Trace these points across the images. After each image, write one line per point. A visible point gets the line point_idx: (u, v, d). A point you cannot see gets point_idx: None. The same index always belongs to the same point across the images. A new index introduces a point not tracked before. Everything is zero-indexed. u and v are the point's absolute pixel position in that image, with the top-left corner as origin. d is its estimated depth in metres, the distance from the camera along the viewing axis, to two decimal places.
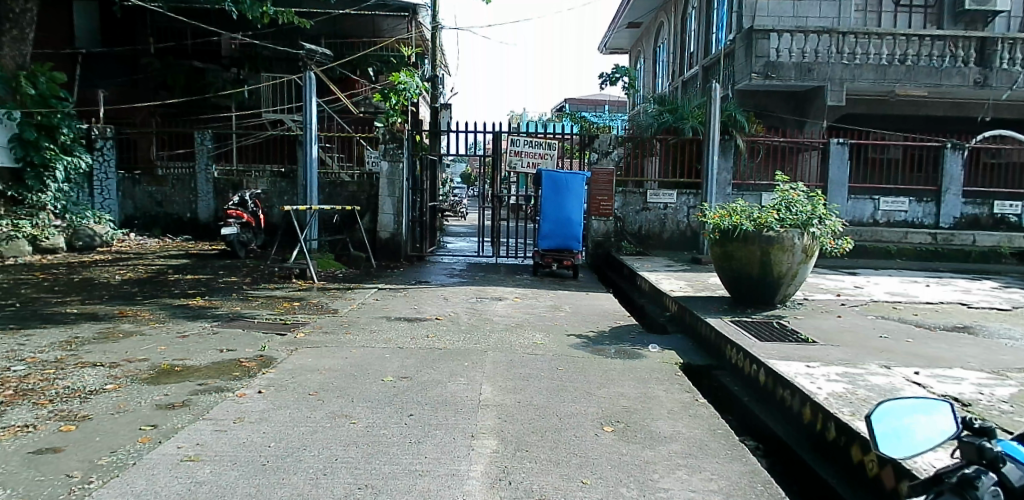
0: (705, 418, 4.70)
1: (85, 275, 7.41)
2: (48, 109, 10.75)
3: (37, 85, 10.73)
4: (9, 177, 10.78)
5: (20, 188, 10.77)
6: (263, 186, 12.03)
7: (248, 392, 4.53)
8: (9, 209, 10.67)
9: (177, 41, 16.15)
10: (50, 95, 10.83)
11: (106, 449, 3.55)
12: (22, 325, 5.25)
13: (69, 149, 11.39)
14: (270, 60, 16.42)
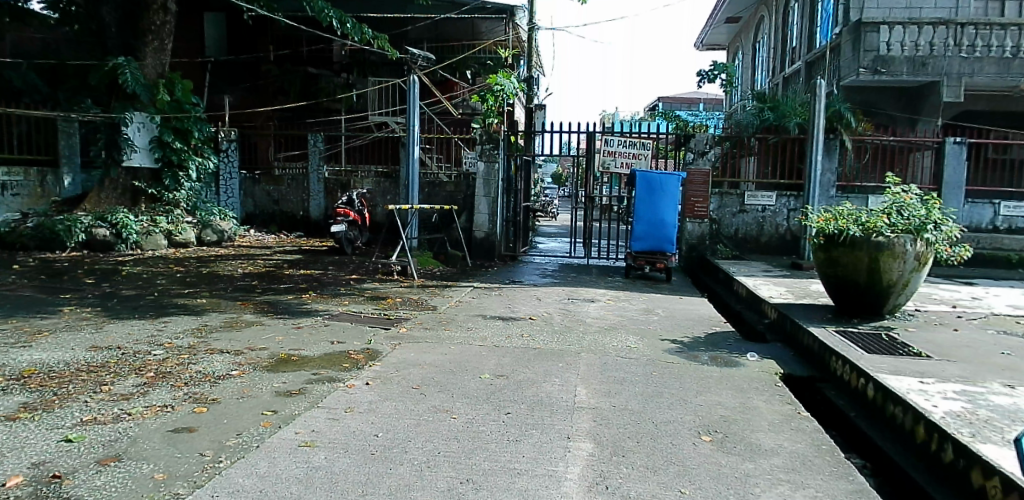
0: (808, 432, 4.45)
1: (212, 268, 8.00)
2: (183, 114, 11.85)
3: (173, 92, 11.80)
4: (149, 176, 11.80)
5: (157, 185, 11.73)
6: (369, 186, 12.53)
7: (357, 383, 4.72)
8: (149, 206, 11.61)
9: (294, 48, 17.12)
10: (184, 100, 11.90)
11: (234, 431, 3.79)
12: (160, 312, 5.73)
13: (200, 151, 12.32)
14: (377, 65, 17.05)
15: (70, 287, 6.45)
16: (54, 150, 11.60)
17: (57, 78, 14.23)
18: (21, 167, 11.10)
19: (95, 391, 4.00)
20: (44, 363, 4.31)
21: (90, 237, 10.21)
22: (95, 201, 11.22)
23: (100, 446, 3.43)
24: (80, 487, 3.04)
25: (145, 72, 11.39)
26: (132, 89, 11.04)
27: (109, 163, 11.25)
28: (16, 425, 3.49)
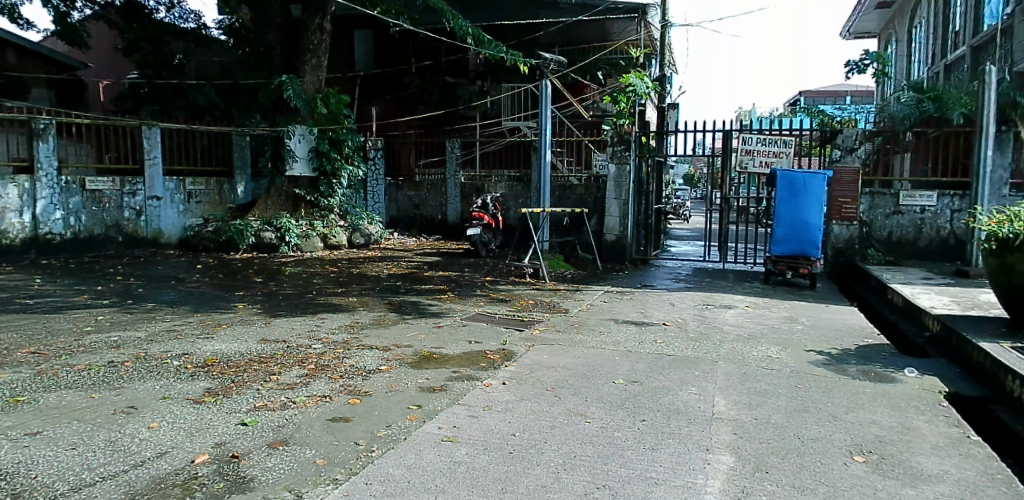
0: (981, 459, 3.93)
1: (361, 269, 8.56)
2: (337, 125, 12.62)
3: (329, 105, 12.57)
4: (307, 183, 12.79)
5: (315, 192, 12.71)
6: (501, 190, 12.85)
7: (494, 382, 4.82)
8: (308, 211, 12.62)
9: (434, 58, 17.90)
10: (338, 113, 12.65)
11: (384, 422, 4.01)
12: (317, 309, 6.21)
13: (351, 159, 13.17)
14: (510, 71, 17.13)
15: (241, 285, 7.16)
16: (229, 161, 12.78)
17: (236, 96, 15.91)
18: (203, 177, 12.30)
19: (266, 380, 4.35)
20: (223, 353, 4.77)
21: (258, 239, 11.25)
22: (264, 206, 12.40)
23: (270, 431, 3.73)
24: (255, 467, 3.34)
25: (305, 87, 12.42)
26: (292, 103, 11.97)
27: (275, 172, 12.41)
28: (203, 407, 3.87)
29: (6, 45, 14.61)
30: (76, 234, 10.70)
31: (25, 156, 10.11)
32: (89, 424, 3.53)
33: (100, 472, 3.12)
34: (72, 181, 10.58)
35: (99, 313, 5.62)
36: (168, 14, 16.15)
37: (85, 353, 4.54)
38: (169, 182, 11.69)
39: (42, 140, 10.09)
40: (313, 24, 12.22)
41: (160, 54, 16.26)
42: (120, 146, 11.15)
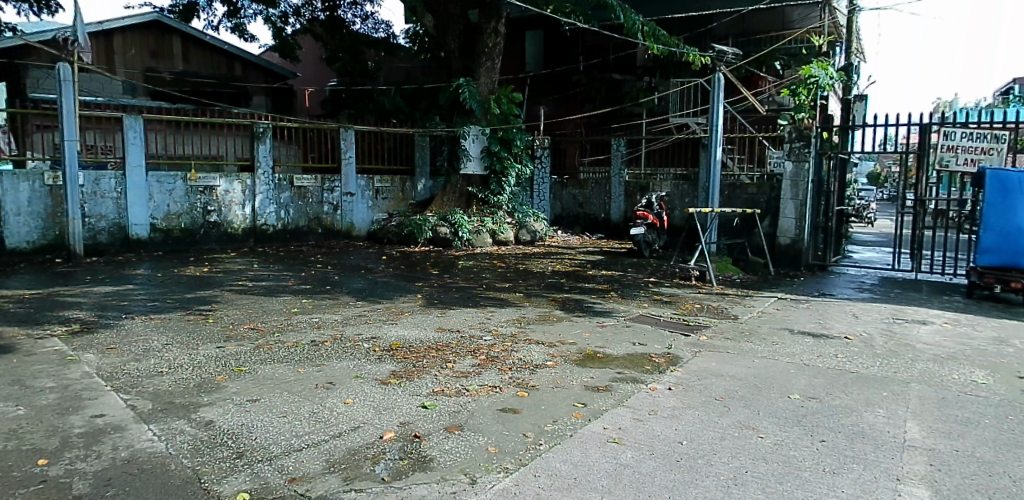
0: None
1: (527, 265, 8.79)
2: (507, 125, 12.57)
3: (500, 105, 12.52)
4: (480, 182, 12.76)
5: (486, 190, 12.63)
6: (667, 189, 12.37)
7: (660, 387, 4.70)
8: (479, 209, 12.56)
9: (602, 56, 17.57)
10: (508, 113, 12.59)
11: (550, 417, 4.06)
12: (486, 302, 6.46)
13: (520, 158, 13.07)
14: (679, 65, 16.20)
15: (420, 276, 7.66)
16: (411, 160, 12.99)
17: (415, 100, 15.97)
18: (389, 175, 12.70)
19: (443, 367, 4.60)
20: (406, 339, 5.11)
21: (434, 234, 11.44)
22: (439, 204, 12.59)
23: (447, 415, 3.93)
24: (434, 449, 3.53)
25: (480, 89, 12.47)
26: (468, 106, 12.09)
27: (451, 171, 12.63)
28: (389, 388, 4.18)
29: (234, 58, 16.16)
30: (286, 226, 11.62)
31: (248, 156, 11.13)
32: (298, 395, 3.95)
33: (305, 440, 3.48)
34: (283, 178, 11.45)
35: (304, 297, 6.30)
36: (363, 25, 17.11)
37: (292, 332, 5.11)
38: (360, 179, 12.27)
39: (261, 143, 11.03)
40: (489, 28, 12.24)
41: (354, 62, 16.99)
42: (320, 147, 11.81)
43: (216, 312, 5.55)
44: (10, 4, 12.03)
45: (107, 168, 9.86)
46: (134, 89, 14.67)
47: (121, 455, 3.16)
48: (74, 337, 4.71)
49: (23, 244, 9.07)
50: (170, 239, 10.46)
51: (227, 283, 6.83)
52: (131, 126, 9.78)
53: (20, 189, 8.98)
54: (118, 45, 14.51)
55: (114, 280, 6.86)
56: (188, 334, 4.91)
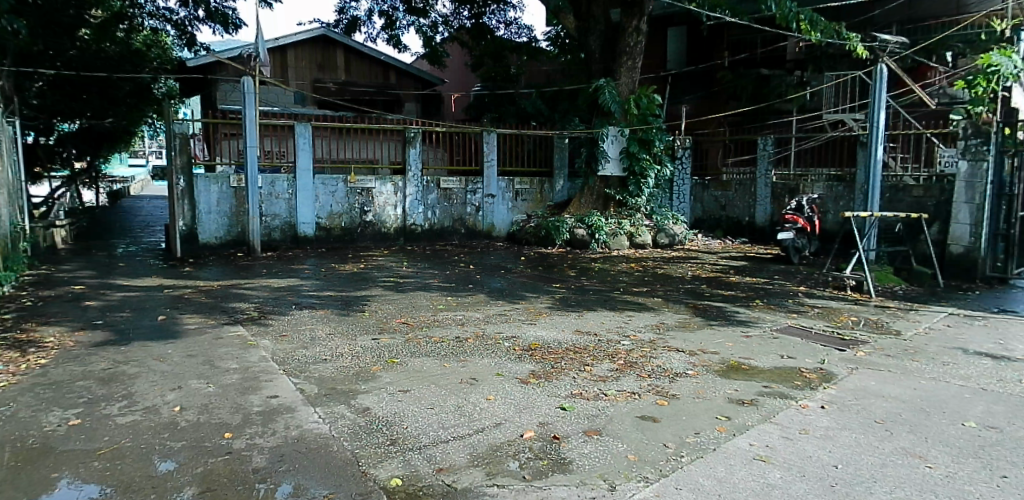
0: None
1: (666, 269, 8.57)
2: (646, 126, 12.04)
3: (640, 105, 11.99)
4: (618, 183, 12.33)
5: (624, 192, 12.21)
6: (819, 190, 11.59)
7: (811, 404, 4.36)
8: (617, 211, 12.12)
9: (749, 51, 16.41)
10: (648, 113, 12.04)
11: (692, 429, 3.89)
12: (624, 306, 6.37)
13: (660, 159, 12.44)
14: (835, 57, 14.97)
15: (558, 278, 7.73)
16: (550, 163, 12.90)
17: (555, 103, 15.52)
18: (529, 177, 12.65)
19: (581, 370, 4.60)
20: (545, 340, 5.18)
21: (572, 236, 11.23)
22: (577, 205, 12.30)
23: (586, 419, 3.91)
24: (574, 451, 3.52)
25: (620, 90, 12.06)
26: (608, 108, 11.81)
27: (589, 173, 12.27)
28: (529, 387, 4.25)
29: (388, 67, 16.49)
30: (432, 226, 11.89)
31: (400, 160, 11.57)
32: (445, 389, 4.13)
33: (451, 433, 3.61)
34: (431, 181, 11.74)
35: (448, 294, 6.57)
36: (506, 30, 16.66)
37: (437, 328, 5.35)
38: (501, 181, 12.33)
39: (412, 147, 11.42)
40: (631, 26, 11.82)
41: (498, 67, 16.98)
42: (465, 152, 12.00)
43: (371, 306, 5.95)
44: (207, 25, 13.69)
45: (280, 171, 10.66)
46: (304, 99, 15.45)
47: (291, 434, 3.47)
48: (252, 324, 5.26)
49: (212, 239, 10.17)
50: (332, 237, 11.09)
51: (381, 279, 7.31)
52: (300, 133, 10.48)
53: (212, 190, 10.08)
54: (291, 59, 15.46)
55: (284, 273, 7.58)
56: (347, 325, 5.31)
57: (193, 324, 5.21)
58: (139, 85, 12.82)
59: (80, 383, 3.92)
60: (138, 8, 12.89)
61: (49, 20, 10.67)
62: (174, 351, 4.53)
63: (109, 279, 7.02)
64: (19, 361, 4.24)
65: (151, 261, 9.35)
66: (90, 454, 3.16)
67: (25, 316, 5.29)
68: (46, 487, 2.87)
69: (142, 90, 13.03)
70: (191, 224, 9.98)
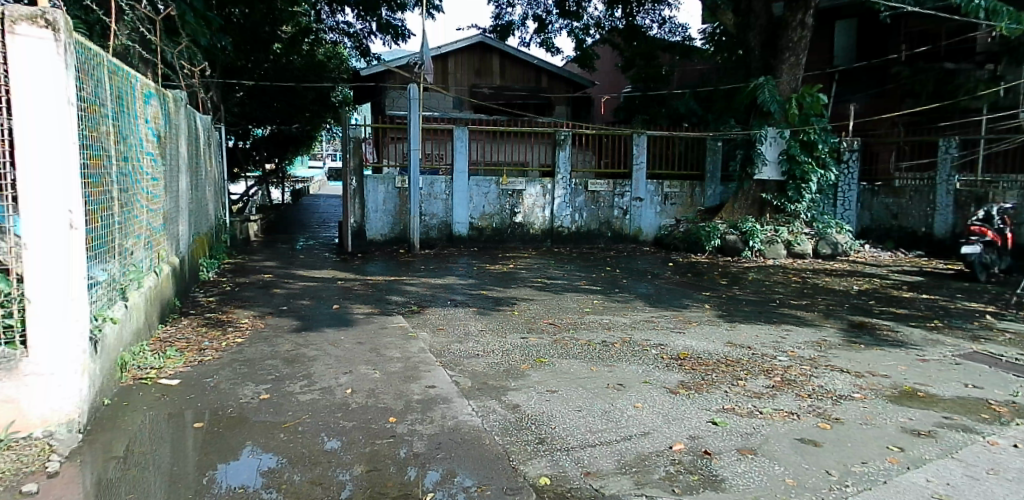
0: None
1: (827, 282, 7.97)
2: (809, 127, 11.17)
3: (802, 105, 11.17)
4: (776, 188, 11.66)
5: (782, 197, 11.46)
6: (1012, 199, 10.30)
7: (1003, 442, 3.79)
8: (773, 218, 11.44)
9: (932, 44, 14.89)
10: (812, 113, 11.19)
11: (858, 457, 3.54)
12: (781, 319, 6.02)
13: (824, 163, 11.48)
14: None
15: (708, 286, 7.46)
16: (702, 166, 12.35)
17: (710, 104, 14.33)
18: (678, 180, 12.22)
19: (734, 384, 4.41)
20: (694, 350, 5.03)
21: (723, 242, 10.81)
22: (730, 210, 11.76)
23: (740, 436, 3.71)
24: (726, 469, 3.34)
25: (781, 88, 11.39)
26: (766, 108, 11.17)
27: (744, 177, 11.69)
28: (678, 398, 4.14)
29: (542, 70, 16.55)
30: (579, 229, 11.93)
31: (549, 162, 11.72)
32: (592, 392, 4.14)
33: (598, 437, 3.60)
34: (579, 183, 11.77)
35: (594, 297, 6.58)
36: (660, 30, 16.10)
37: (584, 331, 5.38)
38: (650, 184, 12.03)
39: (561, 149, 11.53)
40: (795, 21, 11.11)
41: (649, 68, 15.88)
42: (613, 153, 11.94)
43: (520, 306, 6.10)
44: (378, 37, 14.75)
45: (439, 173, 11.26)
46: (462, 103, 16.10)
47: (447, 423, 3.64)
48: (413, 317, 5.61)
49: (378, 236, 10.96)
50: (483, 237, 11.49)
51: (529, 279, 7.48)
52: (458, 137, 11.01)
53: (379, 189, 10.87)
54: (452, 66, 16.07)
55: (440, 271, 8.00)
56: (498, 323, 5.50)
57: (361, 313, 5.65)
58: (320, 92, 14.08)
59: (268, 362, 4.40)
60: (321, 23, 14.26)
61: (252, 38, 12.36)
62: (346, 338, 4.94)
63: (291, 269, 7.81)
64: (220, 338, 4.85)
65: (325, 254, 10.27)
66: (276, 426, 3.53)
67: (226, 299, 6.04)
68: (235, 453, 3.25)
69: (324, 97, 14.22)
70: (361, 221, 10.83)
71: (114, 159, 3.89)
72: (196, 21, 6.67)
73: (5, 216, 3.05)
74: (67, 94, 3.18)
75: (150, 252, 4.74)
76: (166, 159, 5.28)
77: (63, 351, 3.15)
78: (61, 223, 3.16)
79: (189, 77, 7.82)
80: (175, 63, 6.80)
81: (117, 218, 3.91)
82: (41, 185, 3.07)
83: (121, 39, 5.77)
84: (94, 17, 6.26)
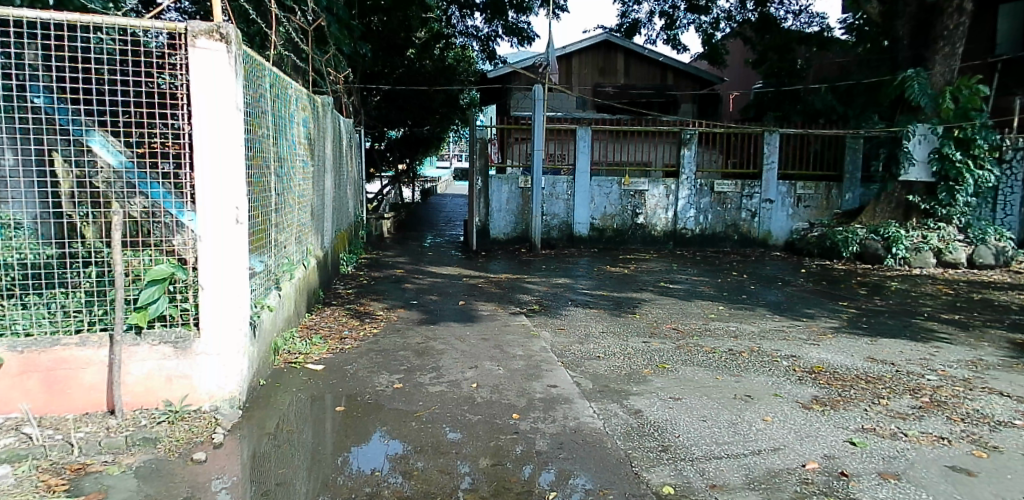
0: None
1: (985, 295, 7.17)
2: (968, 123, 10.03)
3: (958, 98, 10.13)
4: (924, 190, 10.60)
5: (932, 200, 10.40)
6: None
7: None
8: (920, 222, 10.45)
9: None
10: (970, 108, 10.05)
11: (1022, 491, 3.10)
12: (931, 335, 5.51)
13: (983, 163, 10.19)
14: None
15: (846, 295, 6.98)
16: (840, 166, 11.56)
17: (851, 99, 13.14)
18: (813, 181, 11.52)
19: (874, 403, 4.10)
20: (831, 363, 4.76)
21: (863, 248, 10.04)
22: (870, 214, 10.92)
23: (881, 459, 3.40)
24: (864, 493, 3.06)
25: (934, 82, 10.45)
26: (915, 103, 10.32)
27: (888, 177, 10.76)
28: (812, 414, 3.92)
29: (667, 67, 16.18)
30: (703, 231, 11.55)
31: (673, 162, 11.44)
32: (718, 402, 4.02)
33: (725, 450, 3.45)
34: (705, 184, 11.40)
35: (720, 303, 6.37)
36: (795, 21, 14.83)
37: (710, 338, 5.24)
38: (782, 185, 11.43)
39: (686, 149, 11.19)
40: (952, 5, 10.02)
41: (783, 63, 15.05)
42: (742, 153, 11.48)
43: (643, 309, 6.03)
44: (505, 41, 15.02)
45: (561, 173, 11.32)
46: (585, 103, 15.99)
47: (569, 424, 3.67)
48: (535, 316, 5.69)
49: (501, 235, 11.22)
50: (604, 238, 11.42)
51: (651, 283, 7.36)
52: (582, 137, 10.97)
53: (503, 189, 11.08)
54: (576, 66, 15.99)
55: (560, 271, 8.08)
56: (620, 326, 5.48)
57: (486, 311, 5.82)
58: (449, 95, 14.63)
59: (401, 353, 4.65)
60: (451, 27, 14.57)
61: (388, 43, 13.20)
62: (471, 333, 5.13)
63: (420, 265, 8.19)
64: (359, 328, 5.19)
65: (452, 251, 10.67)
66: (409, 414, 3.73)
67: (363, 292, 6.43)
68: (365, 437, 3.46)
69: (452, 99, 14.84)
70: (485, 220, 11.13)
71: (272, 160, 4.27)
72: (340, 30, 7.27)
73: (183, 211, 3.43)
74: (238, 101, 3.51)
75: (299, 247, 5.15)
76: (314, 159, 5.70)
77: (228, 335, 3.51)
78: (229, 219, 3.50)
79: (334, 83, 8.44)
80: (323, 70, 7.38)
81: (273, 214, 4.29)
82: (212, 185, 3.42)
83: (278, 48, 6.41)
84: (256, 28, 6.95)
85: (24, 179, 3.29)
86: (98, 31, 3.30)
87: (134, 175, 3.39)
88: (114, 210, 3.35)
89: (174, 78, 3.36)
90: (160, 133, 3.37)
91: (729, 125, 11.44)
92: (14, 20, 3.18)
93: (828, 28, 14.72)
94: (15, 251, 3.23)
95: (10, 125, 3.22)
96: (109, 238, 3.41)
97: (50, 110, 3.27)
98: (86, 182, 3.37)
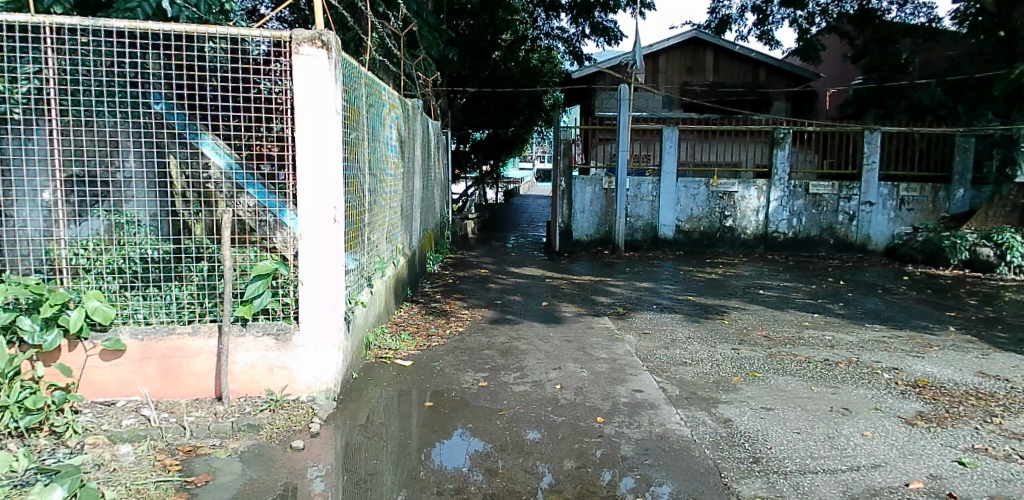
0: None
1: None
2: None
3: None
4: None
5: None
6: None
7: None
8: None
9: None
10: None
11: None
12: None
13: None
14: None
15: (954, 305, 6.52)
16: (948, 166, 10.80)
17: (962, 94, 12.28)
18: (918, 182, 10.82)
19: (987, 421, 3.80)
20: (937, 378, 4.45)
21: (973, 255, 9.33)
22: (982, 218, 10.15)
23: (995, 483, 3.12)
24: None
25: None
26: None
27: (1001, 179, 9.99)
28: (917, 430, 3.67)
29: (759, 63, 15.61)
30: (796, 235, 11.07)
31: (765, 163, 11.04)
32: (813, 415, 3.84)
33: (821, 465, 3.28)
34: (798, 185, 10.93)
35: (816, 311, 6.11)
36: (899, 12, 13.88)
37: (805, 347, 5.03)
38: (883, 186, 10.80)
39: (779, 148, 10.80)
40: None
41: (886, 56, 13.95)
42: (840, 152, 10.95)
43: (732, 315, 5.87)
44: (592, 39, 14.97)
45: (645, 174, 11.14)
46: (671, 103, 15.66)
47: (655, 430, 3.61)
48: (620, 319, 5.65)
49: (584, 236, 11.18)
50: (690, 240, 11.16)
51: (741, 288, 7.15)
52: (668, 137, 10.76)
53: (586, 190, 11.04)
54: (662, 64, 15.71)
55: (645, 273, 7.96)
56: (709, 331, 5.35)
57: (570, 312, 5.81)
58: (533, 96, 14.72)
59: (486, 351, 4.72)
60: (537, 29, 14.87)
61: (474, 46, 13.55)
62: (556, 334, 5.15)
63: (504, 266, 8.27)
64: (446, 326, 5.30)
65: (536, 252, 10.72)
66: (494, 413, 3.77)
67: (449, 291, 6.57)
68: (448, 434, 3.52)
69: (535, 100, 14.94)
70: (568, 221, 11.13)
71: (366, 161, 4.43)
72: (432, 33, 7.49)
73: (285, 211, 3.62)
74: (336, 105, 3.66)
75: (391, 245, 5.33)
76: (404, 161, 5.87)
77: (325, 329, 3.68)
78: (327, 218, 3.66)
79: (423, 86, 8.69)
80: (414, 74, 7.65)
81: (367, 214, 4.45)
82: (312, 186, 3.58)
83: (371, 53, 6.67)
84: (352, 35, 7.32)
85: (146, 180, 3.47)
86: (212, 41, 3.51)
87: (240, 176, 3.60)
88: (223, 209, 3.55)
89: (277, 83, 3.54)
90: (264, 136, 3.56)
91: (825, 123, 10.93)
92: (140, 32, 3.44)
93: (938, 18, 13.58)
94: (137, 247, 3.49)
95: (135, 130, 3.47)
96: (218, 235, 3.62)
97: (170, 116, 3.49)
98: (198, 183, 3.57)
